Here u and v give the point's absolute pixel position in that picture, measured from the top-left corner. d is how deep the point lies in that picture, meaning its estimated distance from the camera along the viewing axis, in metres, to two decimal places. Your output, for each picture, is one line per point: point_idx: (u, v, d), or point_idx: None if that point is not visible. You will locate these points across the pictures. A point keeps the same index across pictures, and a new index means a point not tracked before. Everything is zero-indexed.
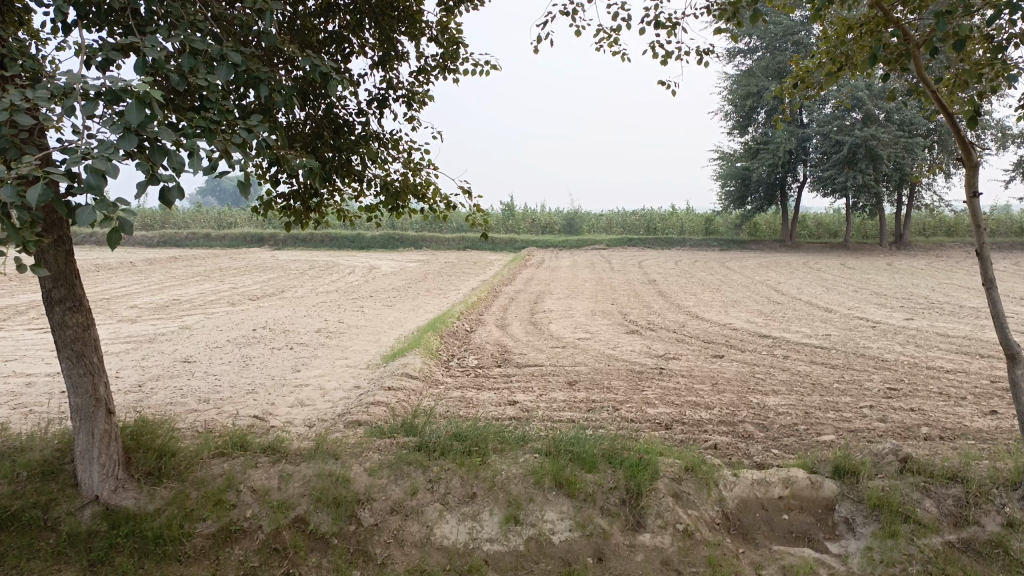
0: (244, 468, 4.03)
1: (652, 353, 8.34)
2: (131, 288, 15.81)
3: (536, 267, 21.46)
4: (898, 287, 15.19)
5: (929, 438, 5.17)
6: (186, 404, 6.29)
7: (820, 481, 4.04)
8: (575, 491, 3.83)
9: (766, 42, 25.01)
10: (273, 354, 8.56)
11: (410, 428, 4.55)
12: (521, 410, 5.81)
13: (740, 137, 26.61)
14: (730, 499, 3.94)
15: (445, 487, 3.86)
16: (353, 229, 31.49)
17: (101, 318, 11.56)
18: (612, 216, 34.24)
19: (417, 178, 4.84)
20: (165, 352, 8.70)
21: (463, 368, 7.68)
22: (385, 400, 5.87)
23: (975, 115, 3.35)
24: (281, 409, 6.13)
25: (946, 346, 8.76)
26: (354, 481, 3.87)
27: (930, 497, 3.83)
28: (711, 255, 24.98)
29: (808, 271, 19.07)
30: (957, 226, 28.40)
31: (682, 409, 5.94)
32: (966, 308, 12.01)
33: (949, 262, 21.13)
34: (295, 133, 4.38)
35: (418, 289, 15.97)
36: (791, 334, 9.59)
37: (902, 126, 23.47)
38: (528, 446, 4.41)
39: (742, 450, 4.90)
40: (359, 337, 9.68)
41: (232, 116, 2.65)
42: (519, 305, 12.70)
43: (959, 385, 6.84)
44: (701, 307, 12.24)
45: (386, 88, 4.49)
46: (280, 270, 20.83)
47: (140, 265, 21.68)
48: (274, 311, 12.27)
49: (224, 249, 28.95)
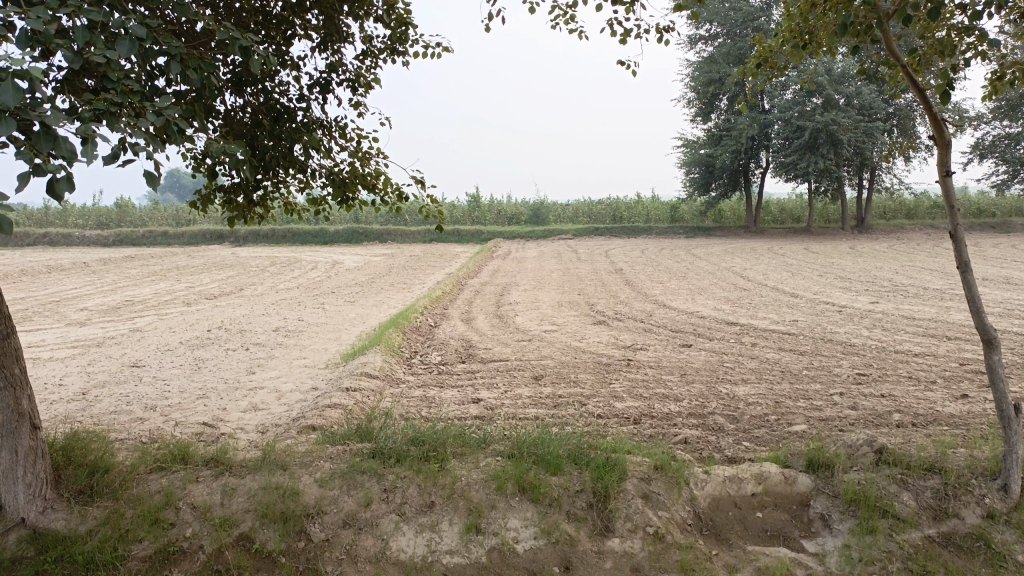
0: (183, 483, 3.74)
1: (619, 344, 8.16)
2: (83, 290, 15.25)
3: (502, 258, 21.27)
4: (862, 271, 15.27)
5: (902, 425, 5.07)
6: (131, 412, 5.96)
7: (794, 476, 3.89)
8: (539, 496, 3.62)
9: (726, 29, 25.01)
10: (228, 355, 8.23)
11: (365, 433, 4.30)
12: (485, 409, 5.58)
13: (703, 124, 26.60)
14: (701, 498, 3.77)
15: (401, 497, 3.63)
16: (316, 225, 30.94)
17: (48, 321, 11.08)
18: (578, 206, 34.12)
19: (368, 167, 4.60)
20: (113, 357, 8.32)
21: (426, 365, 7.44)
22: (341, 403, 5.61)
23: (947, 90, 3.17)
24: (232, 415, 5.84)
25: (912, 329, 8.73)
26: (303, 494, 3.62)
27: (908, 490, 3.69)
28: (678, 242, 24.99)
29: (773, 257, 19.12)
30: (916, 209, 28.79)
31: (651, 403, 5.77)
32: (930, 289, 12.05)
33: (910, 245, 21.38)
34: (229, 121, 4.18)
35: (381, 284, 15.65)
36: (759, 321, 9.50)
37: (861, 110, 23.65)
38: (490, 448, 4.19)
39: (713, 444, 4.74)
40: (319, 335, 9.38)
41: (140, 98, 2.42)
42: (484, 297, 12.48)
43: (927, 369, 6.77)
44: (668, 296, 12.11)
45: (330, 72, 4.25)
46: (240, 267, 20.36)
47: (93, 266, 21.03)
48: (232, 310, 11.88)
49: (183, 248, 28.22)
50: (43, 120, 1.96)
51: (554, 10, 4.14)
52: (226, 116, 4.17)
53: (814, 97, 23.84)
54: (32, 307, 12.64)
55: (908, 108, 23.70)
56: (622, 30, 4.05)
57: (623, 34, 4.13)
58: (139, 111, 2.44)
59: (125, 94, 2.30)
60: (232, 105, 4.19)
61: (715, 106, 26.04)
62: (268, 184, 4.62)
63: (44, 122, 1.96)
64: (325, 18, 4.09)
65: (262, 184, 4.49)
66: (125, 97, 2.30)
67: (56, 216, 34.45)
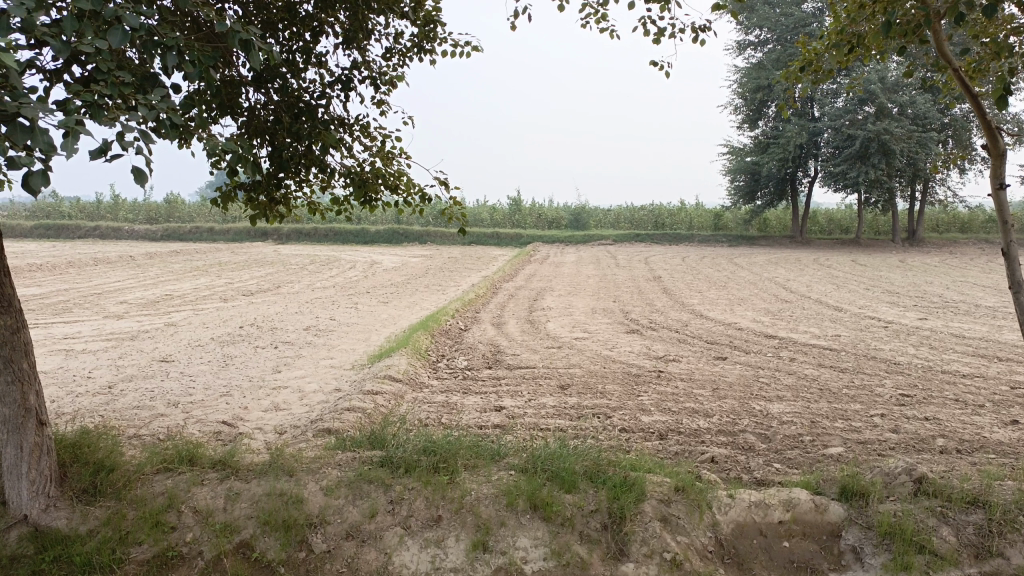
0: (188, 486, 3.66)
1: (651, 355, 7.94)
2: (126, 283, 15.52)
3: (540, 262, 21.10)
4: (911, 285, 14.73)
5: (946, 451, 4.78)
6: (153, 408, 5.95)
7: (825, 504, 3.65)
8: (551, 514, 3.45)
9: (776, 35, 24.52)
10: (256, 353, 8.22)
11: (377, 440, 4.18)
12: (506, 417, 5.43)
13: (750, 131, 26.10)
14: (724, 524, 3.56)
15: (407, 509, 3.49)
16: (357, 225, 31.17)
17: (87, 313, 11.26)
18: (619, 212, 33.79)
19: (391, 167, 4.49)
20: (144, 351, 8.38)
21: (452, 370, 7.31)
22: (361, 407, 5.51)
23: (1004, 94, 2.92)
24: (252, 414, 5.78)
25: (962, 348, 8.33)
26: (307, 502, 3.51)
27: (948, 525, 3.43)
28: (720, 251, 24.51)
29: (818, 268, 18.62)
30: (971, 222, 27.83)
31: (679, 417, 5.55)
32: (983, 307, 11.54)
33: (963, 259, 20.64)
34: (252, 118, 4.16)
35: (416, 285, 15.60)
36: (799, 335, 9.18)
37: (916, 120, 22.83)
38: (503, 461, 4.03)
39: (741, 464, 4.52)
40: (348, 336, 9.33)
41: (132, 91, 2.34)
42: (518, 302, 12.33)
43: (976, 392, 6.42)
44: (706, 306, 11.80)
45: (352, 69, 4.16)
46: (280, 264, 20.57)
47: (139, 259, 21.44)
48: (266, 307, 11.94)
49: (227, 244, 28.68)
50: (20, 110, 1.89)
51: (585, 8, 4.03)
52: (249, 112, 4.15)
53: (866, 105, 23.18)
54: (74, 299, 12.85)
55: (965, 118, 22.88)
56: (656, 29, 3.93)
57: (657, 32, 3.98)
58: (132, 103, 2.38)
59: (116, 86, 2.22)
60: (255, 102, 4.16)
61: (762, 113, 25.52)
62: (291, 182, 4.55)
63: (22, 112, 1.89)
64: (350, 14, 4.02)
65: (284, 182, 4.42)
66: (116, 89, 2.23)
67: (107, 209, 35.27)
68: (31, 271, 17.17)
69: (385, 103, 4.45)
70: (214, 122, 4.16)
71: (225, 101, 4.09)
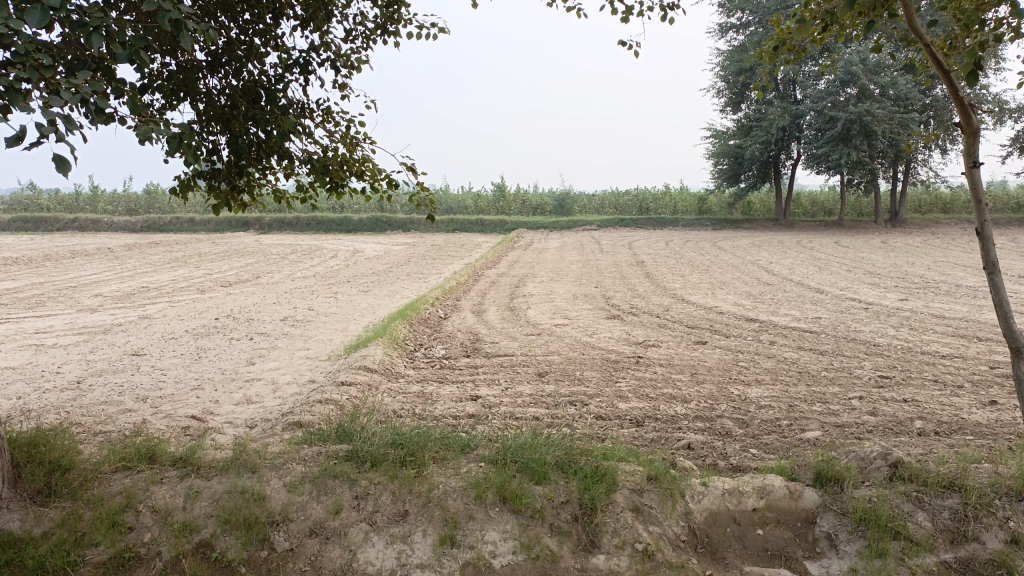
0: (146, 485, 3.56)
1: (631, 341, 7.87)
2: (102, 275, 15.28)
3: (523, 248, 21.01)
4: (893, 266, 14.76)
5: (923, 434, 4.75)
6: (121, 403, 5.83)
7: (799, 491, 3.59)
8: (521, 507, 3.37)
9: (758, 17, 24.46)
10: (231, 345, 8.08)
11: (344, 434, 4.10)
12: (481, 407, 5.34)
13: (733, 114, 26.05)
14: (697, 513, 3.49)
15: (373, 505, 3.40)
16: (340, 214, 30.89)
17: (60, 307, 11.07)
18: (604, 196, 33.69)
19: (356, 153, 4.37)
20: (116, 345, 8.22)
21: (429, 359, 7.21)
22: (333, 399, 5.42)
23: (975, 70, 2.84)
24: (223, 407, 5.67)
25: (942, 329, 8.32)
26: (269, 499, 3.42)
27: (924, 510, 3.37)
28: (704, 235, 24.45)
29: (801, 251, 18.62)
30: (953, 202, 27.95)
31: (656, 404, 5.48)
32: (963, 287, 11.56)
33: (945, 239, 20.70)
34: (210, 103, 4.06)
35: (398, 273, 15.47)
36: (780, 318, 9.15)
37: (897, 101, 22.84)
38: (473, 453, 3.94)
39: (717, 450, 4.45)
40: (326, 326, 9.20)
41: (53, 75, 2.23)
42: (499, 289, 12.23)
43: (955, 372, 6.40)
44: (688, 290, 11.75)
45: (311, 51, 4.03)
46: (261, 255, 20.36)
47: (118, 251, 21.17)
48: (244, 298, 11.77)
49: (208, 234, 28.36)
50: None
51: None
52: (207, 97, 4.05)
53: (848, 87, 23.19)
54: (48, 292, 12.62)
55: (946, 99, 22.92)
56: (625, 6, 3.88)
57: (625, 10, 3.91)
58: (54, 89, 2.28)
59: (35, 69, 2.12)
60: (212, 87, 4.07)
61: (745, 96, 25.46)
62: (254, 169, 4.42)
63: None
64: None
65: (246, 170, 4.30)
66: (36, 73, 2.13)
67: (86, 201, 34.76)
68: (6, 265, 16.88)
69: (347, 86, 4.35)
70: (170, 107, 4.06)
71: (182, 87, 3.99)
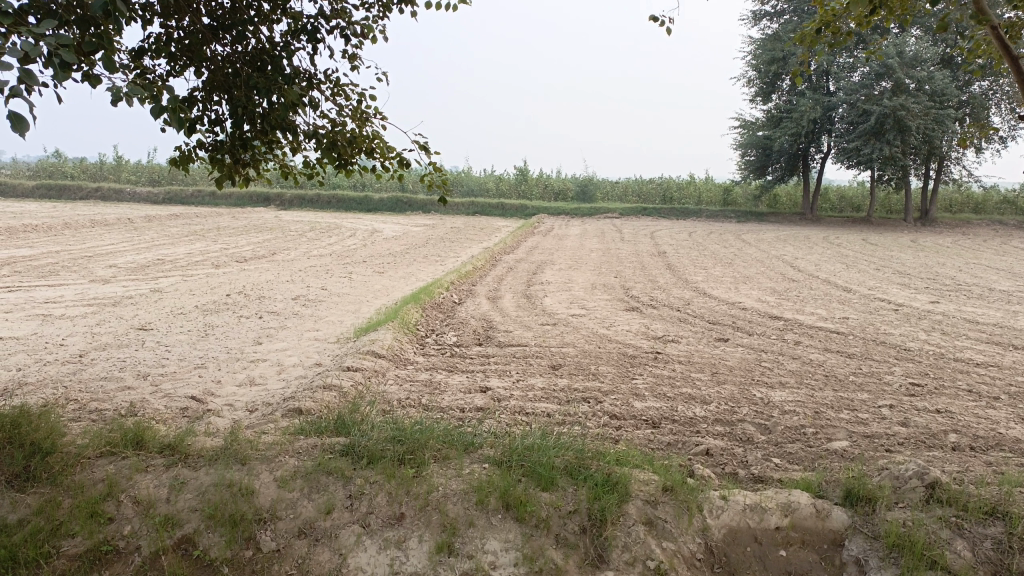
0: (130, 473, 3.36)
1: (649, 335, 7.59)
2: (119, 246, 15.23)
3: (543, 234, 20.76)
4: (923, 267, 14.30)
5: (958, 449, 4.46)
6: (121, 379, 5.66)
7: (827, 510, 3.33)
8: (525, 515, 3.13)
9: (793, 6, 23.92)
10: (239, 323, 7.90)
11: (343, 426, 3.89)
12: (490, 400, 5.11)
13: (763, 105, 25.48)
14: (715, 529, 3.25)
15: (367, 505, 3.18)
16: (360, 192, 30.71)
17: (73, 277, 10.95)
18: (627, 184, 33.24)
19: (365, 129, 4.15)
20: (123, 318, 8.08)
21: (440, 346, 6.99)
22: (337, 385, 5.21)
23: None
24: (225, 388, 5.48)
25: (975, 335, 7.95)
26: (257, 495, 3.21)
27: (963, 538, 3.10)
28: (728, 227, 24.00)
29: (827, 247, 18.20)
30: (985, 203, 27.24)
31: (674, 404, 5.22)
32: (996, 291, 11.14)
33: (976, 241, 20.13)
34: (214, 71, 3.85)
35: (414, 255, 15.25)
36: (805, 316, 8.82)
37: (933, 97, 22.09)
38: (478, 453, 3.71)
39: (738, 458, 4.20)
40: (338, 306, 9.02)
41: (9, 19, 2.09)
42: (516, 275, 11.98)
43: (990, 383, 6.07)
44: (710, 283, 11.44)
45: (318, 17, 3.82)
46: (279, 230, 20.28)
47: (138, 222, 21.14)
48: (257, 274, 11.63)
49: (229, 208, 28.32)
50: None
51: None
52: (212, 64, 3.84)
53: (883, 80, 22.57)
54: (63, 261, 12.55)
55: (983, 96, 22.28)
56: None
57: None
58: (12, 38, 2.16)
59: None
60: (219, 53, 3.86)
61: (776, 86, 24.92)
62: (259, 143, 4.21)
63: None
64: None
65: (251, 143, 4.09)
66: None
67: (110, 170, 34.93)
68: (26, 232, 16.87)
69: (357, 57, 4.14)
70: (175, 74, 3.86)
71: (187, 53, 3.79)
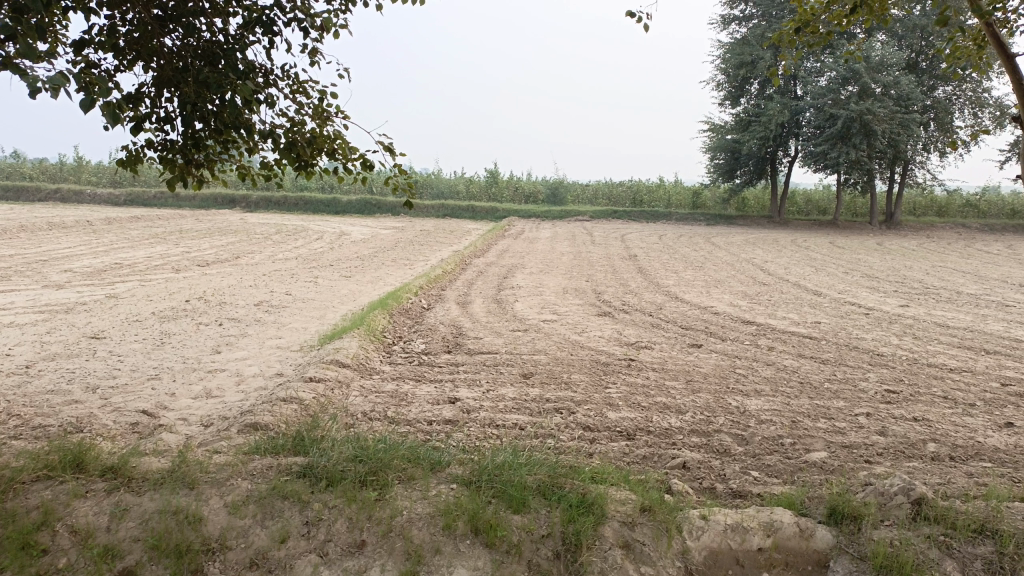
0: (68, 500, 3.10)
1: (622, 341, 7.44)
2: (76, 249, 14.76)
3: (513, 237, 20.59)
4: (891, 270, 14.38)
5: (938, 459, 4.36)
6: (68, 392, 5.35)
7: (811, 529, 3.18)
8: (495, 540, 2.94)
9: (761, 11, 24.09)
10: (197, 330, 7.60)
11: (303, 445, 3.67)
12: (458, 412, 4.91)
13: (732, 108, 25.57)
14: (695, 551, 3.09)
15: (325, 533, 2.97)
16: (329, 195, 30.27)
17: (25, 282, 10.51)
18: (598, 186, 33.18)
19: (326, 129, 3.92)
20: (75, 326, 7.72)
21: (407, 355, 6.76)
22: (298, 398, 4.97)
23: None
24: (180, 401, 5.21)
25: (947, 339, 7.92)
26: (206, 522, 2.98)
27: (953, 559, 2.97)
28: (698, 230, 23.99)
29: (796, 250, 18.27)
30: (948, 206, 27.65)
31: (649, 414, 5.06)
32: (964, 294, 11.19)
33: (941, 244, 20.34)
34: (163, 65, 3.60)
35: (383, 259, 14.97)
36: (777, 321, 8.74)
37: (898, 100, 22.33)
38: (445, 472, 3.51)
39: (716, 471, 4.05)
40: (302, 313, 8.73)
41: None
42: (487, 280, 11.78)
43: (965, 389, 6.00)
44: (682, 287, 11.35)
45: (273, 9, 3.61)
46: (244, 233, 19.85)
47: (97, 225, 20.53)
48: (219, 279, 11.29)
49: (193, 210, 27.69)
50: None
51: None
52: (162, 58, 3.60)
53: (849, 84, 22.72)
54: (15, 266, 12.08)
55: (947, 101, 22.68)
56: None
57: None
58: None
59: None
60: (168, 47, 3.62)
61: (745, 90, 25.04)
62: (214, 143, 3.97)
63: None
64: None
65: (204, 143, 3.84)
66: None
67: (70, 171, 34.01)
68: None
69: (317, 52, 3.92)
70: (122, 69, 3.61)
71: (133, 46, 3.54)
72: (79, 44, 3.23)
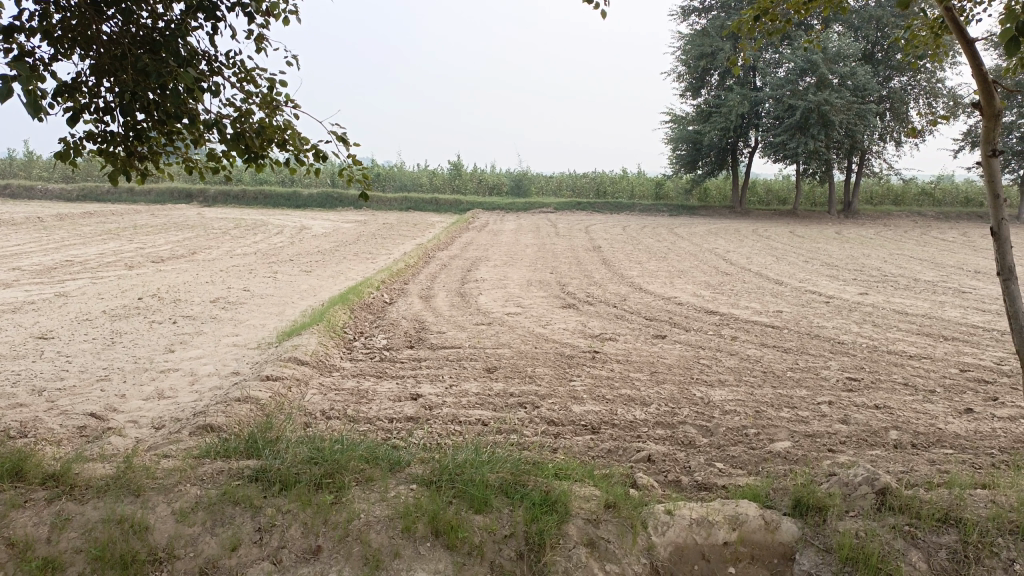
0: (4, 511, 2.93)
1: (586, 333, 7.39)
2: (25, 246, 14.27)
3: (477, 230, 20.48)
4: (850, 258, 14.57)
5: (901, 447, 4.37)
6: (11, 395, 5.13)
7: (776, 522, 3.15)
8: (456, 542, 2.85)
9: (721, 2, 24.24)
10: (151, 329, 7.36)
11: (256, 446, 3.53)
12: (420, 408, 4.80)
13: (693, 100, 25.69)
14: (661, 546, 3.03)
15: (278, 539, 2.85)
16: (289, 188, 29.79)
17: None
18: (561, 178, 33.14)
19: (275, 119, 3.78)
20: (21, 326, 7.42)
21: (368, 351, 6.62)
22: (254, 397, 4.82)
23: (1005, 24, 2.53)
24: (131, 402, 5.02)
25: (905, 326, 8.02)
26: (153, 531, 2.84)
27: (918, 549, 2.96)
28: (661, 221, 24.11)
29: (758, 240, 18.43)
30: (904, 195, 28.15)
31: (613, 407, 5.00)
32: (921, 281, 11.36)
33: (897, 232, 20.66)
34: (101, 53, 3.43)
35: (344, 253, 14.75)
36: (740, 311, 8.77)
37: (855, 91, 22.63)
38: (404, 471, 3.40)
39: (681, 464, 4.00)
40: (261, 309, 8.53)
41: None
42: (450, 273, 11.65)
43: (925, 375, 6.06)
44: (645, 278, 11.35)
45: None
46: (201, 228, 19.41)
47: (47, 221, 19.92)
48: (174, 276, 11.00)
49: (149, 205, 27.01)
50: None
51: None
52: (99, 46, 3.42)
53: (806, 76, 22.96)
54: None
55: (902, 91, 23.08)
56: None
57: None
58: None
59: None
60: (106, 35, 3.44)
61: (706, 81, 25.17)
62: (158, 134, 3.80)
63: None
64: None
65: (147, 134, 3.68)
66: None
67: (21, 167, 33.01)
68: None
69: (264, 38, 3.77)
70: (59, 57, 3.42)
71: (68, 32, 3.35)
72: (8, 30, 3.04)
